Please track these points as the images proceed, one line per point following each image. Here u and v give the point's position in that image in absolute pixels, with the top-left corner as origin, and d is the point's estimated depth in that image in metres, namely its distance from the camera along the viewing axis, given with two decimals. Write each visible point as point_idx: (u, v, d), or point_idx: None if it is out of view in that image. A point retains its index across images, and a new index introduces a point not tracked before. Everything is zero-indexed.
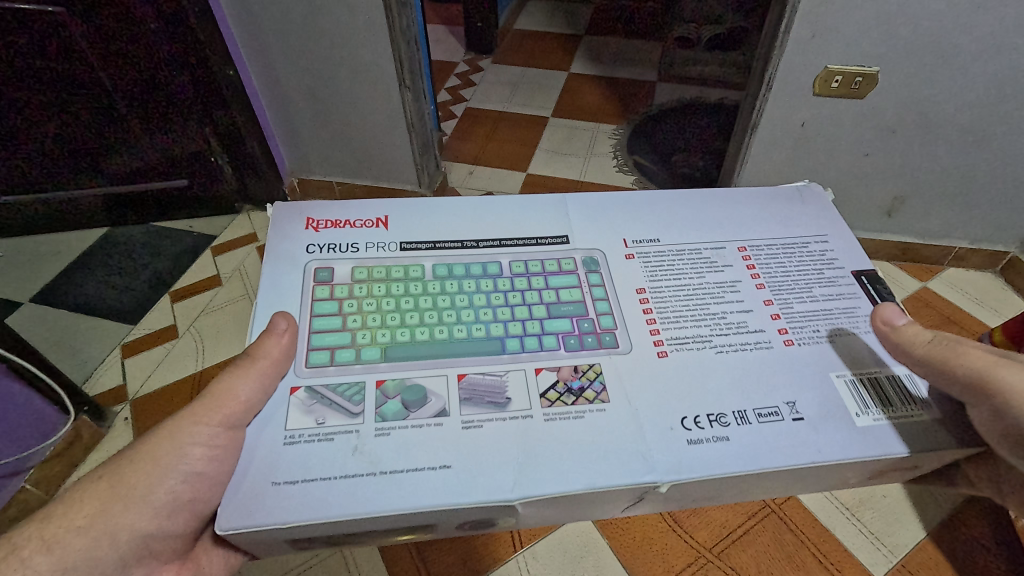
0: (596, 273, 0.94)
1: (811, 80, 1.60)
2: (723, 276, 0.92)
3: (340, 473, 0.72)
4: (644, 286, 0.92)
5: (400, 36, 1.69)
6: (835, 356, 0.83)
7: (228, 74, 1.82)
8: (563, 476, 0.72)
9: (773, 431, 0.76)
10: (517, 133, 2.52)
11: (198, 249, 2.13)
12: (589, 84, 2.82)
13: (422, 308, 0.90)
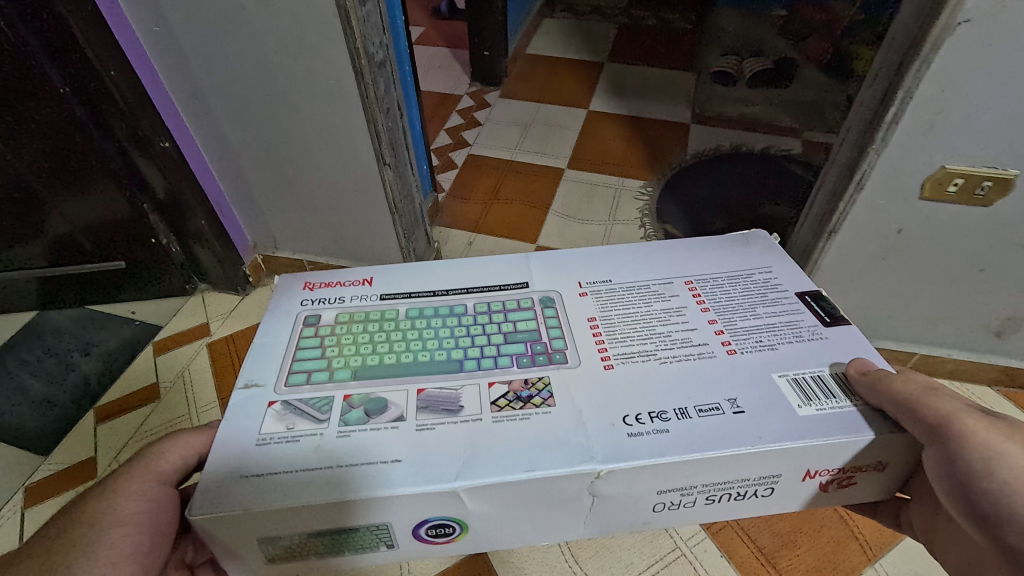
0: (553, 309, 0.74)
1: (915, 189, 0.88)
2: (672, 302, 0.74)
3: (300, 467, 0.59)
4: (596, 303, 0.75)
5: (375, 105, 1.00)
6: (782, 359, 0.66)
7: (162, 147, 1.09)
8: (495, 454, 0.59)
9: (713, 423, 0.60)
10: (520, 183, 1.51)
11: (135, 347, 1.32)
12: (616, 130, 1.65)
13: (391, 340, 0.71)
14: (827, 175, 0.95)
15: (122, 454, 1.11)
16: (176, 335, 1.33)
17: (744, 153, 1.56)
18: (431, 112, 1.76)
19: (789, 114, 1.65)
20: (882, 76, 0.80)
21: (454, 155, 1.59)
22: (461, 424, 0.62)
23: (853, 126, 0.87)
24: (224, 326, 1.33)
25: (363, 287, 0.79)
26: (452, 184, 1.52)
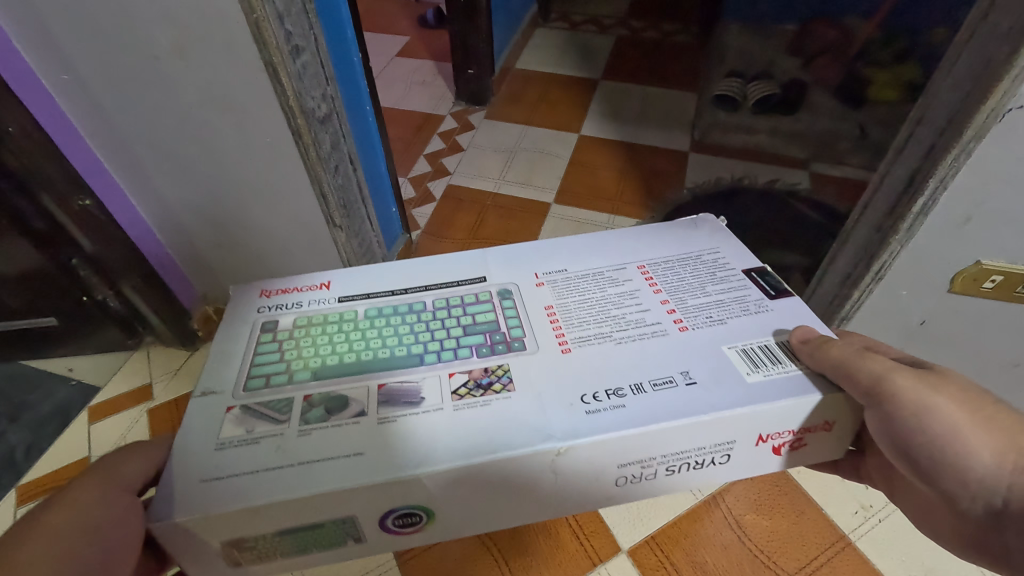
0: (512, 301, 0.61)
1: (942, 280, 0.74)
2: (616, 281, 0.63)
3: (260, 466, 0.47)
4: (551, 290, 0.62)
5: (318, 165, 0.81)
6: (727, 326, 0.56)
7: (81, 207, 0.89)
8: (419, 437, 0.49)
9: (675, 401, 0.50)
10: (505, 224, 1.43)
11: (70, 413, 1.08)
12: (606, 161, 1.59)
13: (356, 328, 0.59)
14: (836, 255, 0.81)
15: None
16: (125, 396, 1.10)
17: (744, 188, 1.48)
18: (412, 135, 1.69)
19: (797, 145, 1.56)
20: (908, 157, 0.66)
21: (432, 187, 1.53)
22: (419, 415, 0.50)
23: (875, 205, 0.71)
24: (170, 388, 1.11)
25: (314, 283, 0.64)
26: (428, 220, 1.45)
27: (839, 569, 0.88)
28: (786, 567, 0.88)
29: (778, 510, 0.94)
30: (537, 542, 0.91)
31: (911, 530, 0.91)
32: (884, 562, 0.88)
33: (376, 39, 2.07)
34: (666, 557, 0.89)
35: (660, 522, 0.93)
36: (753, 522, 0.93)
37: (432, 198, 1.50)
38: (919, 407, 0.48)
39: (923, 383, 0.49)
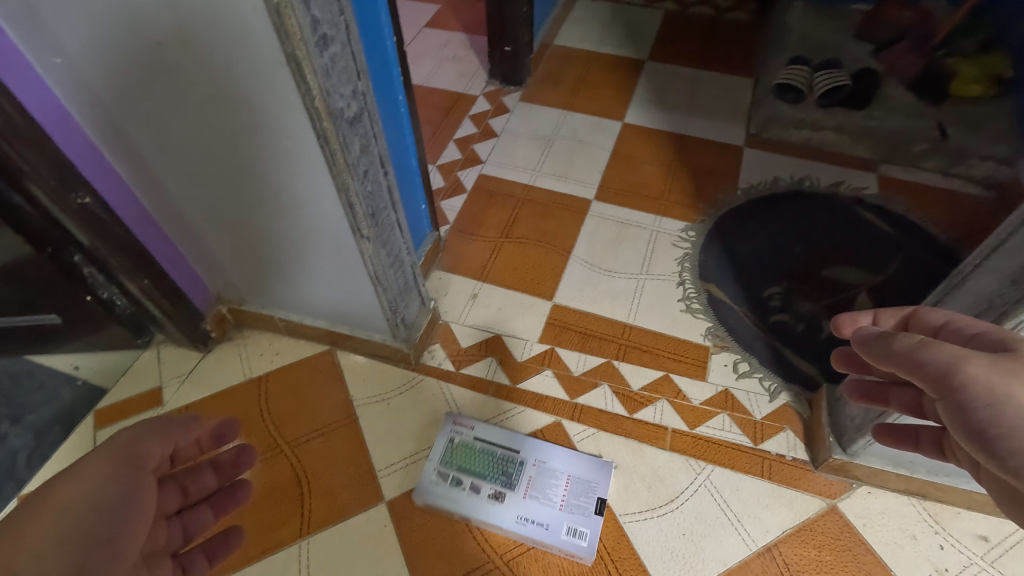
0: (518, 467, 0.92)
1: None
2: (552, 473, 0.92)
3: (442, 500, 0.90)
4: (534, 471, 0.92)
5: (346, 172, 0.70)
6: (574, 518, 0.87)
7: (81, 204, 0.80)
8: (472, 512, 0.88)
9: (534, 537, 0.86)
10: (540, 221, 1.32)
11: (73, 418, 1.01)
12: (651, 153, 1.46)
13: (482, 466, 0.92)
14: (948, 300, 0.70)
15: None
16: (138, 399, 1.04)
17: (806, 193, 1.36)
18: (441, 117, 1.57)
19: (867, 144, 1.43)
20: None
21: (463, 177, 1.42)
22: (473, 501, 0.89)
23: (1012, 251, 0.59)
24: (181, 394, 1.04)
25: (461, 424, 0.97)
26: (459, 214, 1.34)
27: None
28: None
29: (838, 568, 0.85)
30: None
31: None
32: None
33: (405, 7, 1.92)
34: None
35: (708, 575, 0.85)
36: None
37: (462, 189, 1.39)
38: (995, 398, 0.44)
39: (997, 370, 0.46)
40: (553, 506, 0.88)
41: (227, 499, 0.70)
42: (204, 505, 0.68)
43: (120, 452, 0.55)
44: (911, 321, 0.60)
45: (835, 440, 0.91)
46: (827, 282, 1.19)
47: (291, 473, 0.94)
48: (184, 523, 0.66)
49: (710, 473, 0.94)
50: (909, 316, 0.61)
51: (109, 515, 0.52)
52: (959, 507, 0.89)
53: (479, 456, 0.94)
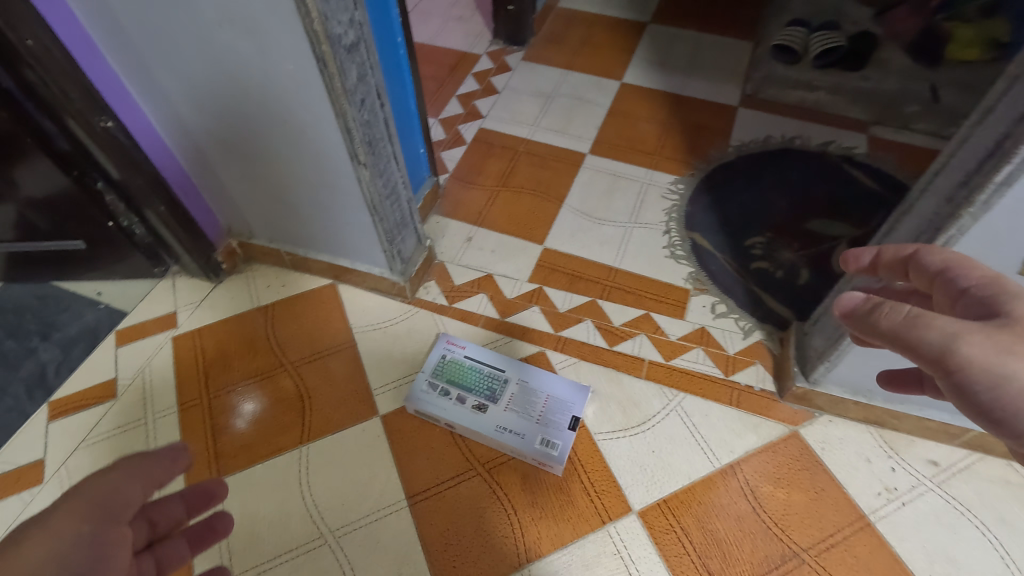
0: (502, 384, 0.97)
1: (1016, 262, 0.64)
2: (534, 392, 0.97)
3: (430, 407, 0.96)
4: (517, 390, 0.97)
5: (343, 97, 0.77)
6: (549, 433, 0.93)
7: (104, 128, 0.87)
8: (457, 420, 0.94)
9: (511, 444, 0.92)
10: (535, 172, 1.37)
11: (97, 336, 1.10)
12: (647, 111, 1.50)
13: (469, 382, 0.98)
14: (898, 227, 0.75)
15: (71, 462, 0.94)
16: (155, 321, 1.12)
17: (795, 151, 1.40)
18: (446, 74, 1.62)
19: (860, 106, 1.46)
20: (995, 124, 0.58)
21: (464, 130, 1.48)
22: (459, 411, 0.95)
23: (951, 172, 0.64)
24: (194, 318, 1.12)
25: (454, 344, 1.03)
26: (458, 164, 1.40)
27: (854, 548, 0.86)
28: (800, 543, 0.86)
29: (796, 483, 0.92)
30: (547, 496, 0.91)
31: (935, 519, 0.88)
32: (903, 547, 0.85)
33: None
34: (677, 522, 0.89)
35: (674, 486, 0.92)
36: (769, 494, 0.91)
37: (463, 141, 1.45)
38: (994, 378, 0.43)
39: (993, 345, 0.43)
40: (531, 420, 0.94)
41: (203, 531, 0.64)
42: (179, 537, 0.62)
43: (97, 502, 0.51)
44: (911, 266, 0.55)
45: (800, 370, 0.96)
46: (810, 233, 1.24)
47: (294, 389, 1.03)
48: (158, 560, 0.60)
49: (682, 400, 1.01)
50: (909, 257, 0.56)
51: (84, 572, 0.47)
52: (913, 436, 0.95)
53: (468, 372, 0.99)
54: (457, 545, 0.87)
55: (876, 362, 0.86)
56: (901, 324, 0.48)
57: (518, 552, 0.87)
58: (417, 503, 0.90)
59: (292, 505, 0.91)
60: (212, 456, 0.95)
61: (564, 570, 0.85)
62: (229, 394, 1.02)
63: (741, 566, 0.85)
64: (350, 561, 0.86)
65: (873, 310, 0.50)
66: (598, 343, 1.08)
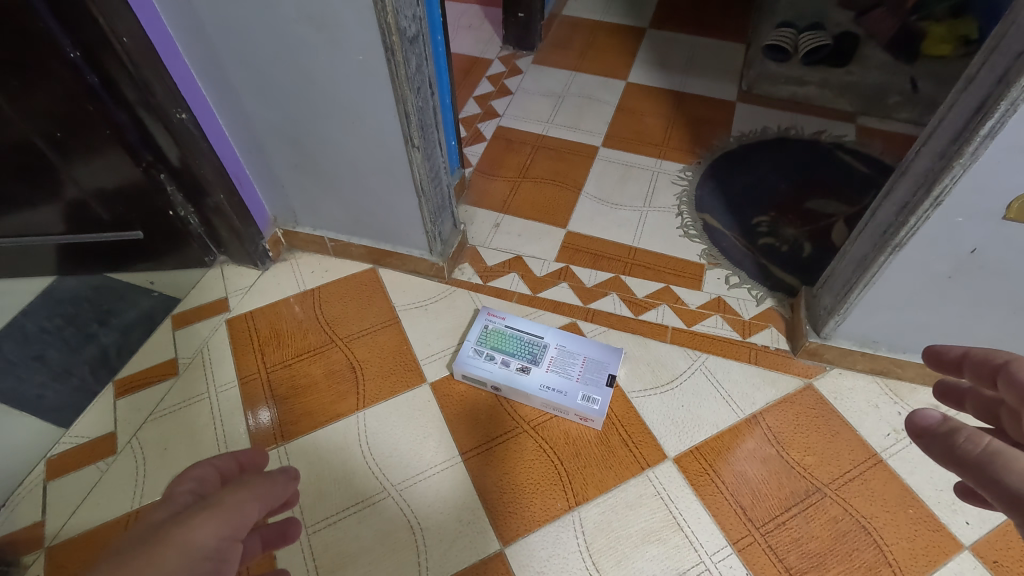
0: (541, 348, 1.06)
1: (998, 208, 0.75)
2: (572, 355, 1.06)
3: (477, 371, 1.04)
4: (556, 353, 1.06)
5: (404, 83, 0.86)
6: (588, 389, 1.01)
7: (178, 119, 0.95)
8: (502, 381, 1.03)
9: (554, 400, 1.00)
10: (553, 163, 1.47)
11: (154, 320, 1.17)
12: (653, 107, 1.61)
13: (511, 348, 1.06)
14: (897, 186, 0.85)
15: (144, 433, 1.01)
16: (207, 305, 1.19)
17: (791, 140, 1.52)
18: (461, 77, 1.72)
19: (847, 98, 1.58)
20: (981, 85, 0.69)
21: (483, 128, 1.58)
22: (504, 373, 1.03)
23: (942, 132, 0.75)
24: (244, 302, 1.19)
25: (495, 315, 1.11)
26: (480, 158, 1.50)
27: (869, 481, 0.95)
28: (821, 479, 0.95)
29: (813, 428, 1.01)
30: (589, 447, 0.99)
31: None
32: (912, 478, 0.95)
33: None
34: (709, 465, 0.97)
35: (704, 435, 1.00)
36: (790, 438, 1.00)
37: (482, 138, 1.55)
38: None
39: None
40: (571, 379, 1.03)
41: (276, 535, 0.59)
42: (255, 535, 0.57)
43: (229, 514, 0.47)
44: (1000, 376, 0.43)
45: (811, 327, 1.06)
46: (809, 212, 1.35)
47: (346, 361, 1.10)
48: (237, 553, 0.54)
49: (705, 359, 1.10)
50: (999, 367, 0.44)
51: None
52: (915, 383, 1.05)
53: (510, 340, 1.08)
54: (511, 492, 0.95)
55: (881, 312, 0.96)
56: (975, 458, 0.40)
57: (567, 498, 0.94)
58: (471, 459, 0.98)
59: (354, 465, 0.98)
60: (275, 423, 1.03)
61: (610, 510, 0.93)
62: (285, 369, 1.09)
63: (770, 501, 0.93)
64: (413, 511, 0.93)
65: (948, 440, 0.42)
66: (625, 313, 1.17)
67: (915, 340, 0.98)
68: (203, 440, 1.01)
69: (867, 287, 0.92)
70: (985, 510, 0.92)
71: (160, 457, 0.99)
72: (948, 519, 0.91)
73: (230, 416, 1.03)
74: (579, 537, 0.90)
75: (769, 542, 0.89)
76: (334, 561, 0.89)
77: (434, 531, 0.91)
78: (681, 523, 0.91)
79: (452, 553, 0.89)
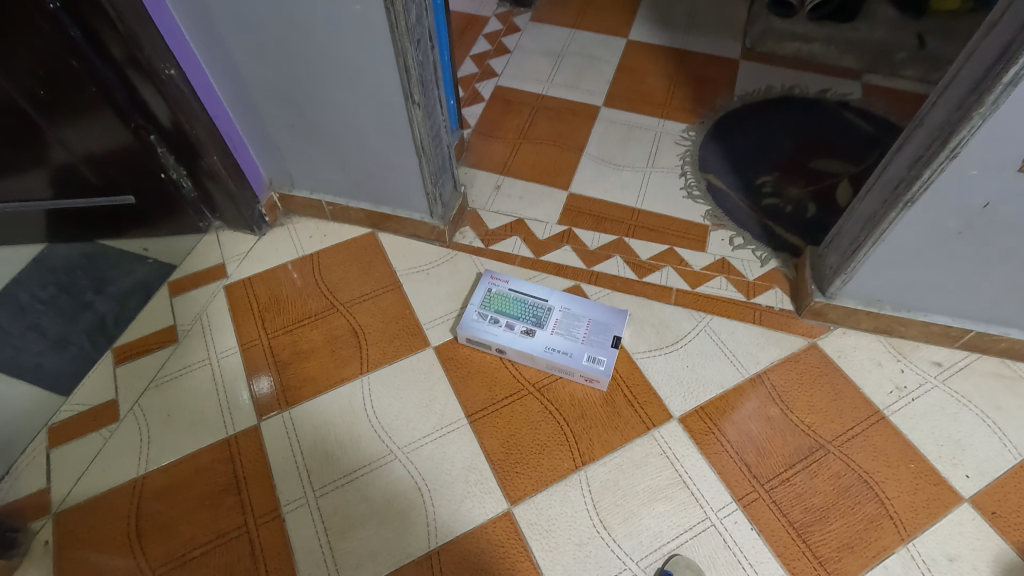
0: (545, 311, 1.05)
1: (1015, 159, 0.73)
2: (576, 317, 1.05)
3: (483, 335, 1.03)
4: (561, 315, 1.05)
5: (405, 35, 0.83)
6: (594, 351, 1.01)
7: (167, 76, 0.91)
8: (508, 345, 1.02)
9: (560, 362, 1.00)
10: (553, 124, 1.44)
11: (150, 288, 1.15)
12: (654, 66, 1.57)
13: (514, 311, 1.05)
14: (909, 140, 0.84)
15: (147, 399, 1.00)
16: (203, 272, 1.16)
17: (794, 99, 1.49)
18: (457, 36, 1.66)
19: (852, 55, 1.54)
20: (1005, 30, 0.67)
21: (481, 88, 1.53)
22: (509, 336, 1.03)
23: (961, 82, 0.73)
24: (242, 268, 1.17)
25: (497, 279, 1.10)
26: (479, 120, 1.46)
27: (872, 438, 0.96)
28: (824, 436, 0.96)
29: (817, 386, 1.01)
30: (595, 409, 0.99)
31: (941, 409, 0.98)
32: (914, 434, 0.96)
33: None
34: (713, 424, 0.98)
35: (709, 394, 1.01)
36: (793, 396, 1.00)
37: (480, 99, 1.51)
38: None
39: None
40: (576, 341, 1.02)
41: None
42: None
43: None
44: None
45: (816, 287, 1.06)
46: (813, 172, 1.33)
47: (349, 326, 1.09)
48: None
49: (710, 321, 1.10)
50: None
51: None
52: (918, 341, 1.05)
53: (514, 304, 1.06)
54: (518, 454, 0.95)
55: (888, 270, 0.95)
56: None
57: (574, 458, 0.95)
58: (477, 423, 0.98)
59: (359, 428, 0.97)
60: (278, 389, 1.02)
61: (617, 468, 0.93)
62: (287, 334, 1.08)
63: (774, 457, 0.94)
64: (420, 473, 0.93)
65: None
66: (629, 275, 1.16)
67: (921, 298, 0.98)
68: (206, 406, 1.00)
69: (876, 244, 0.91)
70: (984, 464, 0.93)
71: (164, 424, 0.98)
72: (948, 473, 0.92)
73: (233, 384, 1.02)
74: (586, 496, 0.91)
75: (773, 498, 0.90)
76: (343, 523, 0.89)
77: (442, 492, 0.92)
78: (687, 481, 0.92)
79: (461, 514, 0.90)
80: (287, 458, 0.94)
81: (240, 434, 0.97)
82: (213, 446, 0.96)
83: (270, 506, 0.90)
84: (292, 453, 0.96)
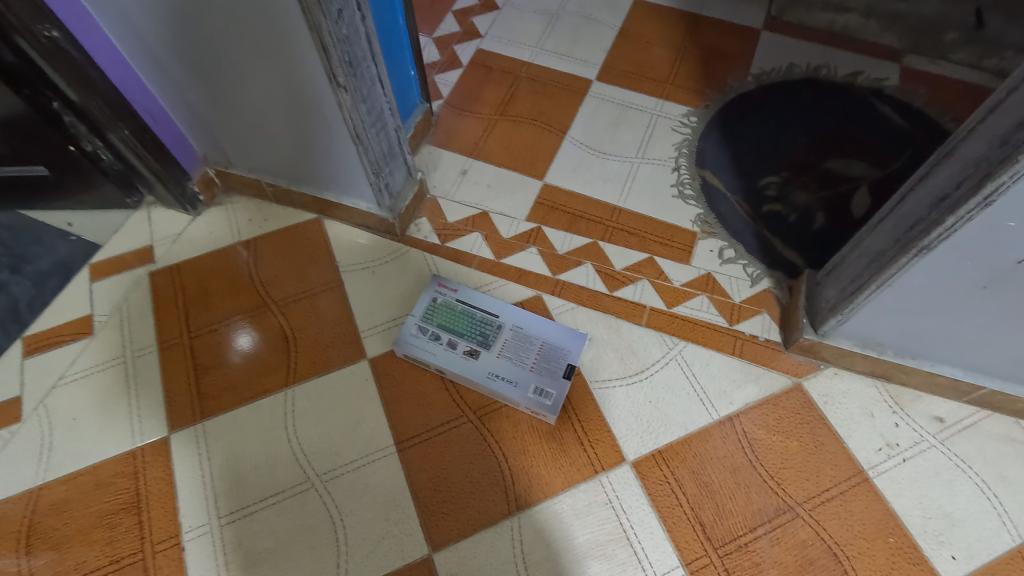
0: (494, 330, 0.94)
1: None
2: (528, 339, 0.94)
3: (421, 352, 0.93)
4: (511, 336, 0.94)
5: (316, 7, 0.67)
6: (542, 381, 0.90)
7: (48, 39, 0.78)
8: (447, 366, 0.91)
9: (503, 392, 0.90)
10: (536, 99, 1.27)
11: (71, 270, 1.05)
12: (660, 34, 1.37)
13: (459, 327, 0.94)
14: (935, 171, 0.68)
15: (53, 399, 0.92)
16: (128, 256, 1.06)
17: (819, 82, 1.28)
18: None
19: (895, 31, 1.31)
20: None
21: (460, 51, 1.35)
22: (450, 356, 0.92)
23: (1012, 108, 0.57)
24: (171, 253, 1.06)
25: (446, 286, 0.99)
26: (453, 89, 1.29)
27: (850, 503, 0.84)
28: (795, 497, 0.85)
29: (795, 436, 0.89)
30: (539, 444, 0.89)
31: (934, 474, 0.86)
32: (898, 502, 0.84)
33: None
34: (670, 472, 0.87)
35: (670, 437, 0.89)
36: (766, 446, 0.88)
37: (458, 63, 1.33)
38: None
39: None
40: (524, 368, 0.91)
41: None
42: None
43: None
44: None
45: (809, 321, 0.91)
46: (828, 174, 1.16)
47: (279, 329, 0.99)
48: None
49: (683, 348, 0.97)
50: None
51: None
52: (920, 391, 0.91)
53: (460, 317, 0.96)
54: (447, 492, 0.85)
55: (892, 316, 0.81)
56: None
57: (508, 501, 0.85)
58: (405, 452, 0.88)
59: (276, 448, 0.88)
60: (194, 398, 0.92)
61: (554, 518, 0.84)
62: (211, 333, 0.98)
63: (734, 518, 0.83)
64: (338, 505, 0.84)
65: None
66: (598, 287, 1.02)
67: (929, 348, 0.84)
68: (115, 411, 0.92)
69: (880, 288, 0.76)
70: (976, 544, 0.81)
71: (69, 428, 0.90)
72: (931, 552, 0.81)
73: (146, 388, 0.93)
74: (516, 546, 0.82)
75: (726, 566, 0.80)
76: (246, 558, 0.81)
77: (358, 530, 0.83)
78: (631, 538, 0.82)
79: (376, 555, 0.81)
80: (196, 478, 0.86)
81: (147, 446, 0.89)
82: (118, 457, 0.88)
83: (170, 532, 0.83)
84: (201, 472, 0.87)
